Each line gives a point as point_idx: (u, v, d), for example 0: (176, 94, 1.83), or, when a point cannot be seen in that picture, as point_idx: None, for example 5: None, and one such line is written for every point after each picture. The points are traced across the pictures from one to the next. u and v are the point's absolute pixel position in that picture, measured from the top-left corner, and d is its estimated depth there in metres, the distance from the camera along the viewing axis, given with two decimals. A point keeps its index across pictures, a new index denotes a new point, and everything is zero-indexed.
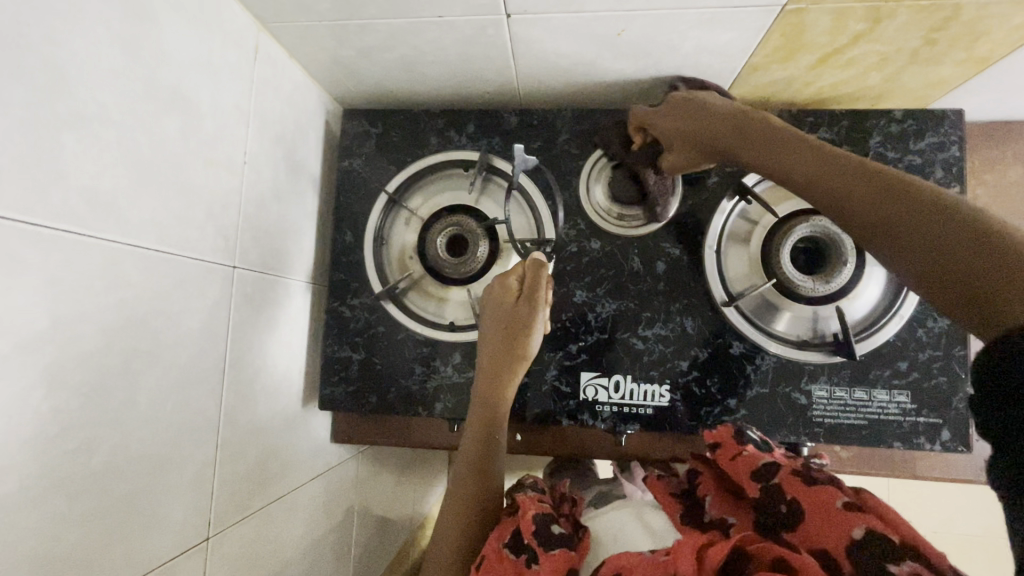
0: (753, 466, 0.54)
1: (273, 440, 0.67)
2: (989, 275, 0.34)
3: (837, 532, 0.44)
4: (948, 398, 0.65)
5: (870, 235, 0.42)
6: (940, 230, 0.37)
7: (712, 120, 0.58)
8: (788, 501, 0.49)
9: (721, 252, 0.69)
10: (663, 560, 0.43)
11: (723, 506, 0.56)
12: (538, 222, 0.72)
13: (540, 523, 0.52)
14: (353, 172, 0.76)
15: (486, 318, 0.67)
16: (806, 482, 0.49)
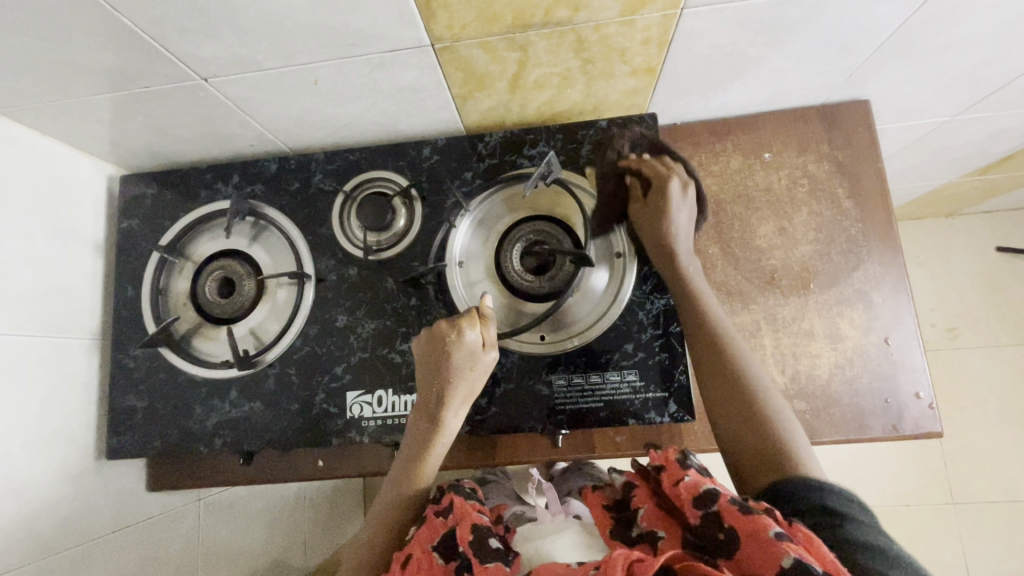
0: (693, 492, 0.53)
1: (45, 493, 0.70)
2: (750, 454, 0.57)
3: (767, 561, 0.44)
4: (671, 372, 0.70)
5: (727, 407, 0.60)
6: (760, 439, 0.56)
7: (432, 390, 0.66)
8: (725, 530, 0.48)
9: (464, 266, 0.76)
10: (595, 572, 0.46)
11: (655, 520, 0.55)
12: (298, 258, 0.78)
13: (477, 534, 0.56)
14: (132, 232, 0.81)
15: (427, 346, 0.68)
16: (744, 509, 0.48)
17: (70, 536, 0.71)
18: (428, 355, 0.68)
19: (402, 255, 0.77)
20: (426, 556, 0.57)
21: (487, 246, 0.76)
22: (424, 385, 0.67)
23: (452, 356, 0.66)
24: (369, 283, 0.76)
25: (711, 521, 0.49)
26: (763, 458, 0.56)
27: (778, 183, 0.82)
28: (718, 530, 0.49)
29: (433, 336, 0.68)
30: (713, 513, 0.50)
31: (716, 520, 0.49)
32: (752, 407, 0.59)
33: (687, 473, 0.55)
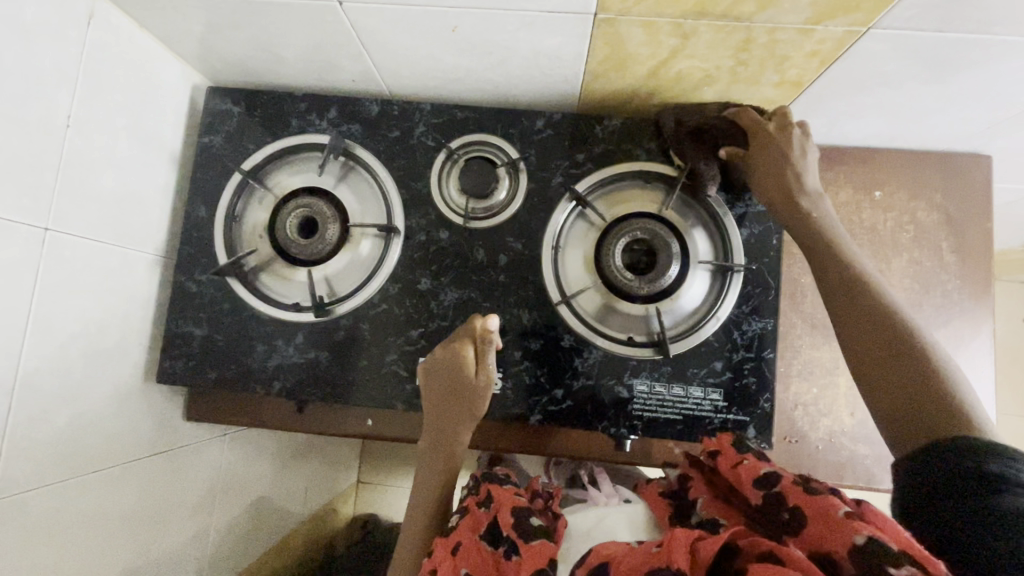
0: (754, 473, 0.55)
1: (95, 407, 0.66)
2: (911, 383, 0.49)
3: (838, 538, 0.43)
4: (756, 397, 0.68)
5: (868, 368, 0.52)
6: (909, 369, 0.49)
7: (440, 396, 0.66)
8: (789, 508, 0.49)
9: (560, 251, 0.72)
10: (656, 550, 0.47)
11: (715, 508, 0.58)
12: (388, 209, 0.74)
13: (519, 516, 0.57)
14: (212, 148, 0.76)
15: (433, 378, 0.67)
16: (808, 489, 0.49)
17: (111, 454, 0.68)
18: (434, 373, 0.66)
19: (497, 228, 0.73)
20: (473, 541, 0.58)
21: (588, 235, 0.73)
22: (433, 400, 0.67)
23: (461, 364, 0.66)
24: (459, 250, 0.73)
25: (772, 501, 0.51)
26: (921, 406, 0.47)
27: (884, 225, 0.80)
28: (784, 510, 0.49)
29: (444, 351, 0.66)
30: (773, 492, 0.51)
31: (778, 500, 0.51)
32: (894, 343, 0.51)
33: (744, 458, 0.58)
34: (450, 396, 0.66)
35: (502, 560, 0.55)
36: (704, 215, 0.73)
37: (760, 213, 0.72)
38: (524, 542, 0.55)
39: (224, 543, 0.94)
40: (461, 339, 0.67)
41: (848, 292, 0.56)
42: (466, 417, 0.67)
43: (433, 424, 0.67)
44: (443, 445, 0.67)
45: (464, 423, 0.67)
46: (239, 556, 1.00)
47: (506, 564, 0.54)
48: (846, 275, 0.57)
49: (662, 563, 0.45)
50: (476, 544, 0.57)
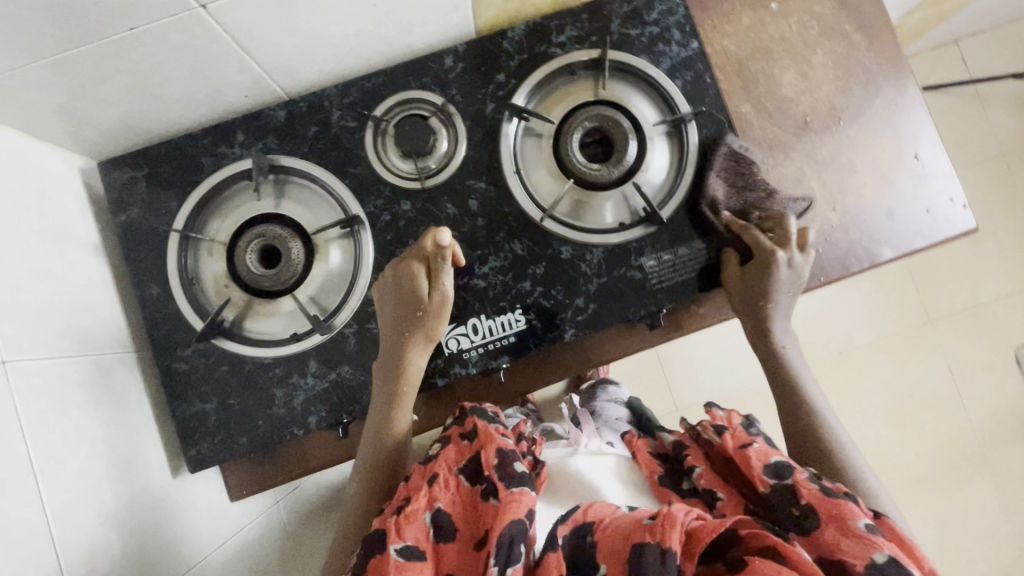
0: (764, 462, 0.61)
1: (142, 520, 0.62)
2: (799, 449, 0.70)
3: (856, 552, 0.51)
4: (752, 225, 0.71)
5: (791, 423, 0.71)
6: (806, 437, 0.69)
7: (396, 315, 0.66)
8: (799, 504, 0.56)
9: (523, 172, 0.72)
10: (649, 523, 0.52)
11: (712, 479, 0.65)
12: (341, 204, 0.71)
13: (508, 459, 0.60)
14: (134, 223, 0.70)
15: (386, 293, 0.66)
16: (825, 491, 0.56)
17: (180, 559, 0.64)
18: (388, 282, 0.66)
19: (454, 177, 0.71)
20: (452, 476, 0.62)
21: (542, 147, 0.72)
22: (387, 315, 0.66)
23: (416, 282, 0.65)
24: (428, 214, 0.71)
25: (786, 491, 0.58)
26: (804, 449, 0.69)
27: (791, 31, 0.83)
28: (795, 505, 0.56)
29: (395, 265, 0.66)
30: (790, 486, 0.58)
31: (788, 493, 0.58)
32: (804, 411, 0.70)
33: (753, 442, 0.64)
34: (405, 319, 0.65)
35: (481, 499, 0.60)
36: (638, 83, 0.73)
37: (686, 59, 0.73)
38: (508, 489, 0.57)
39: None
40: (419, 255, 0.65)
41: (774, 371, 0.74)
42: (421, 338, 0.66)
43: (384, 351, 0.66)
44: (398, 377, 0.65)
45: (420, 358, 0.66)
46: None
47: (487, 505, 0.59)
48: (769, 354, 0.73)
49: (654, 538, 0.51)
50: (454, 484, 0.61)
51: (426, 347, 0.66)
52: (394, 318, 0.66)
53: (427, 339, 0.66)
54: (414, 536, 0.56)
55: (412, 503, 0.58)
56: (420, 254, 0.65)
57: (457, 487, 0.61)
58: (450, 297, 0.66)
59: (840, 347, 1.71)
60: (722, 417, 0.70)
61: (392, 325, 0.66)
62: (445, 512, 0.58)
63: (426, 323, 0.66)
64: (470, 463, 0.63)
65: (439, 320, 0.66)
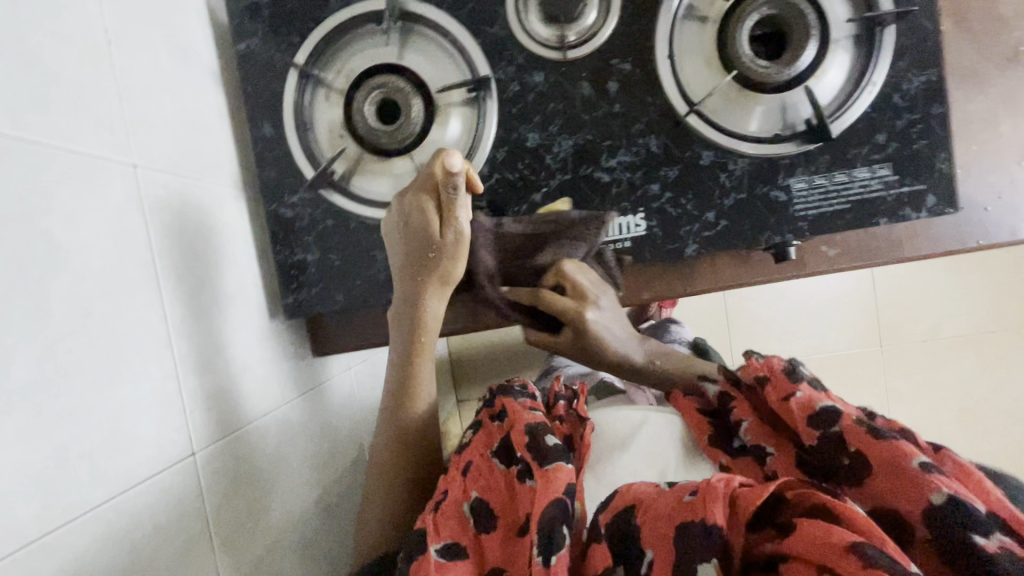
0: (810, 410, 0.51)
1: (242, 353, 0.63)
2: None
3: (911, 493, 0.42)
4: (930, 161, 0.61)
5: None
6: None
7: (413, 248, 0.62)
8: (850, 454, 0.47)
9: (677, 59, 0.63)
10: (690, 501, 0.43)
11: (760, 434, 0.56)
12: (468, 66, 0.65)
13: (534, 437, 0.57)
14: (253, 55, 0.67)
15: (398, 231, 0.62)
16: (874, 433, 0.46)
17: (271, 397, 0.66)
18: (393, 222, 0.62)
19: (597, 53, 0.63)
20: (484, 460, 0.59)
21: (704, 31, 0.63)
22: (403, 247, 0.62)
23: (427, 215, 0.60)
24: (561, 91, 0.64)
25: (830, 437, 0.49)
26: None
27: None
28: (846, 455, 0.47)
29: (401, 204, 0.61)
30: (835, 432, 0.49)
31: (844, 440, 0.48)
32: None
33: (798, 388, 0.53)
34: (420, 257, 0.62)
35: (518, 484, 0.56)
36: None
37: None
38: (540, 467, 0.53)
39: None
40: (428, 184, 0.60)
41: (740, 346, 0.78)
42: (437, 280, 0.62)
43: (400, 295, 0.63)
44: (418, 320, 0.63)
45: (432, 311, 0.63)
46: None
47: (523, 487, 0.55)
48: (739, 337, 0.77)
49: (696, 515, 0.41)
50: (489, 466, 0.58)
51: (442, 290, 0.63)
52: (410, 252, 0.62)
53: (442, 281, 0.63)
54: (454, 525, 0.52)
55: (447, 495, 0.55)
56: (428, 173, 0.60)
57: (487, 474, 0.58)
58: (463, 233, 0.62)
59: (925, 334, 1.56)
60: (761, 363, 0.59)
61: (397, 266, 0.63)
62: (483, 500, 0.55)
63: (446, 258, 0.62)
64: (502, 446, 0.60)
65: (457, 262, 0.63)
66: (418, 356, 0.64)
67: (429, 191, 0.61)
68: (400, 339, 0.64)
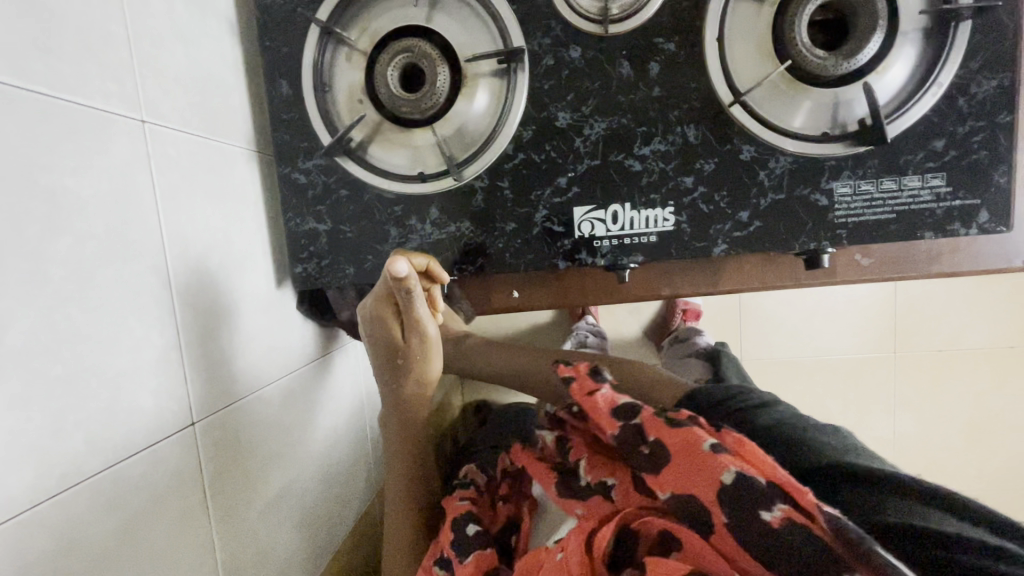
0: (610, 405, 0.57)
1: (247, 321, 0.61)
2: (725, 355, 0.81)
3: (701, 478, 0.46)
4: (988, 174, 0.57)
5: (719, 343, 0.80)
6: None
7: (381, 343, 0.67)
8: (647, 442, 0.52)
9: (727, 43, 0.58)
10: (562, 559, 0.52)
11: (598, 469, 0.60)
12: (501, 35, 0.60)
13: (459, 534, 0.64)
14: (273, 6, 0.62)
15: (369, 341, 0.68)
16: (670, 423, 0.51)
17: (275, 367, 0.65)
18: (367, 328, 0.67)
19: (642, 30, 0.59)
20: (427, 572, 0.65)
21: (761, 14, 0.57)
22: (378, 345, 0.68)
23: (389, 316, 0.65)
24: (598, 69, 0.60)
25: (636, 433, 0.53)
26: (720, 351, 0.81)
27: None
28: (643, 445, 0.52)
29: (365, 314, 0.66)
30: (638, 427, 0.54)
31: (681, 501, 0.47)
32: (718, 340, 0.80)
33: (601, 387, 0.59)
34: (390, 340, 0.67)
35: None
36: None
37: None
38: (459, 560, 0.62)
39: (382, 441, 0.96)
40: (382, 294, 0.63)
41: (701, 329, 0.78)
42: (415, 382, 0.70)
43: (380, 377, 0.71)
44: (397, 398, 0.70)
45: (408, 378, 0.69)
46: None
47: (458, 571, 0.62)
48: None
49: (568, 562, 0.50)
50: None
51: (421, 381, 0.70)
52: (380, 341, 0.67)
53: (420, 380, 0.70)
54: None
55: None
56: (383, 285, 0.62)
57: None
58: (430, 336, 0.67)
59: (942, 343, 1.48)
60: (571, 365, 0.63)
61: (373, 348, 0.69)
62: None
63: (416, 338, 0.67)
64: (442, 553, 0.66)
65: (427, 340, 0.67)
66: (411, 435, 0.72)
67: (387, 296, 0.63)
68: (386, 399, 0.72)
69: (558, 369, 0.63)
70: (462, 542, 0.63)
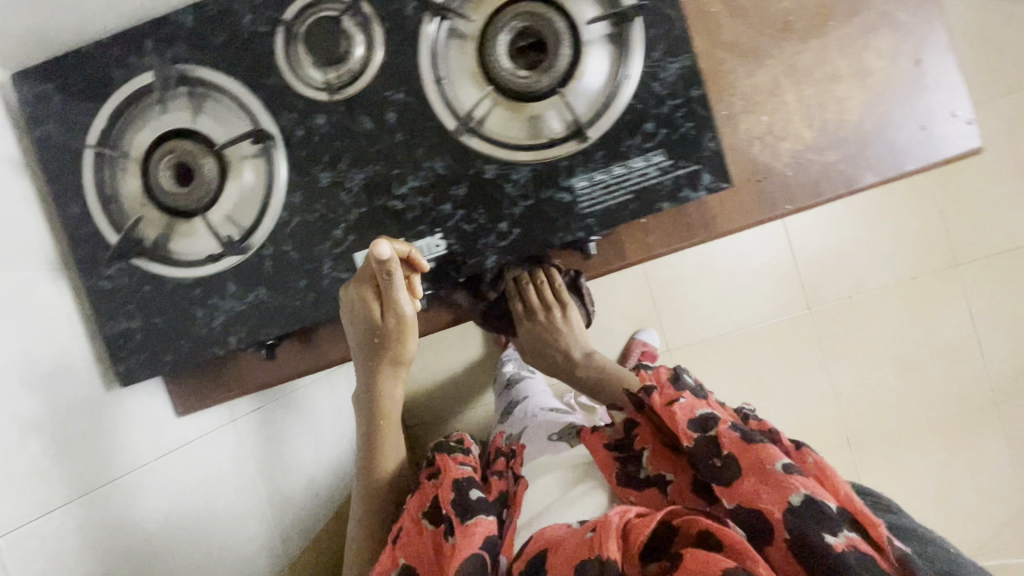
0: (687, 416, 0.64)
1: (72, 428, 0.66)
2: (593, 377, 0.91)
3: (772, 499, 0.53)
4: (699, 142, 0.63)
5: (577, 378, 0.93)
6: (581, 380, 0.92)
7: (354, 332, 0.68)
8: (722, 456, 0.58)
9: (445, 82, 0.64)
10: (590, 537, 0.56)
11: (661, 462, 0.67)
12: (252, 118, 0.66)
13: (462, 494, 0.68)
14: (51, 139, 0.68)
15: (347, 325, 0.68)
16: (745, 438, 0.58)
17: (116, 466, 0.69)
18: (348, 315, 0.67)
19: (371, 87, 0.65)
20: (416, 523, 0.68)
21: (466, 50, 0.64)
22: (353, 334, 0.69)
23: (371, 301, 0.65)
24: (343, 128, 0.66)
25: (710, 444, 0.60)
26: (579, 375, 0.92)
27: None
28: (717, 456, 0.59)
29: (347, 296, 0.66)
30: (713, 438, 0.60)
31: (748, 514, 0.54)
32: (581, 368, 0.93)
33: (681, 396, 0.66)
34: (370, 327, 0.68)
35: (441, 544, 0.66)
36: None
37: None
38: (461, 524, 0.64)
39: (287, 510, 0.98)
40: (369, 277, 0.64)
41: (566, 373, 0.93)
42: (389, 363, 0.74)
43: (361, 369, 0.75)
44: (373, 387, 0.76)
45: (398, 351, 0.73)
46: (311, 519, 1.06)
47: (445, 543, 0.65)
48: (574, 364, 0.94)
49: (592, 552, 0.54)
50: (417, 530, 0.68)
51: (394, 368, 0.76)
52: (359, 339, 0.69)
53: (394, 360, 0.74)
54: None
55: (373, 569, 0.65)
56: (367, 272, 0.64)
57: (421, 534, 0.67)
58: (405, 317, 0.68)
59: (851, 289, 1.62)
60: (651, 374, 0.71)
61: (354, 339, 0.69)
62: (409, 566, 0.65)
63: (397, 322, 0.69)
64: (433, 506, 0.69)
65: (408, 320, 0.69)
66: (384, 424, 0.77)
67: (372, 279, 0.64)
68: (385, 376, 0.76)
69: (640, 377, 0.72)
70: (467, 507, 0.66)
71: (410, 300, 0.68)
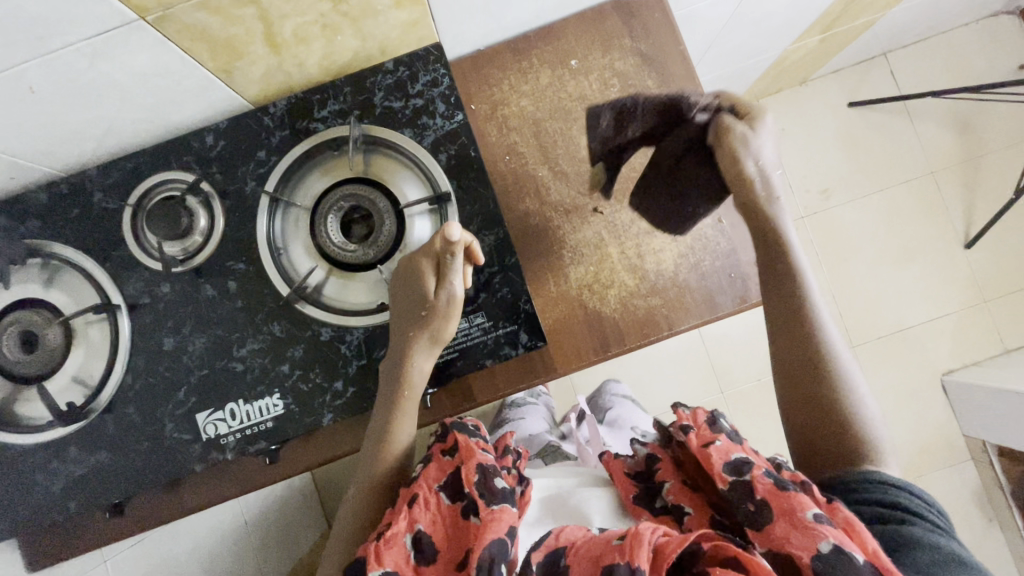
0: (723, 458, 0.58)
1: None
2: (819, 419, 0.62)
3: (802, 543, 0.50)
4: (515, 305, 0.72)
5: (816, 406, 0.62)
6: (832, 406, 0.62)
7: (406, 299, 0.66)
8: (755, 501, 0.54)
9: (282, 254, 0.70)
10: (618, 545, 0.52)
11: (681, 494, 0.63)
12: (99, 289, 0.70)
13: (484, 477, 0.61)
14: None
15: (397, 288, 0.67)
16: (778, 485, 0.54)
17: None
18: (416, 274, 0.66)
19: (215, 257, 0.70)
20: (431, 493, 0.62)
21: (301, 226, 0.71)
22: (399, 294, 0.67)
23: (427, 274, 0.66)
24: (187, 296, 0.70)
25: (744, 490, 0.55)
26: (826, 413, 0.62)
27: (592, 91, 0.80)
28: (751, 502, 0.54)
29: (409, 259, 0.67)
30: (747, 483, 0.56)
31: (785, 554, 0.51)
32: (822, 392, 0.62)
33: (715, 437, 0.61)
34: (420, 303, 0.65)
35: (461, 518, 0.60)
36: (403, 157, 0.72)
37: (449, 132, 0.72)
38: (486, 507, 0.58)
39: None
40: (429, 252, 0.65)
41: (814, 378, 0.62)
42: (427, 337, 0.66)
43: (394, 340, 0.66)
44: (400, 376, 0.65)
45: (439, 325, 0.66)
46: None
47: (467, 522, 0.59)
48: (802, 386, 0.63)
49: (623, 557, 0.50)
50: (434, 504, 0.61)
51: (429, 351, 0.66)
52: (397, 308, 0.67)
53: (431, 341, 0.66)
54: (395, 561, 0.57)
55: (393, 525, 0.59)
56: (438, 247, 0.64)
57: (438, 507, 0.61)
58: (456, 297, 0.66)
59: None
60: (686, 414, 0.65)
61: (398, 310, 0.66)
62: (427, 534, 0.59)
63: (447, 300, 0.66)
64: (451, 479, 0.63)
65: (449, 300, 0.66)
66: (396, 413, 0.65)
67: (433, 256, 0.65)
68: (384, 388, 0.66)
69: (675, 413, 0.67)
70: (490, 490, 0.60)
71: (451, 283, 0.66)
